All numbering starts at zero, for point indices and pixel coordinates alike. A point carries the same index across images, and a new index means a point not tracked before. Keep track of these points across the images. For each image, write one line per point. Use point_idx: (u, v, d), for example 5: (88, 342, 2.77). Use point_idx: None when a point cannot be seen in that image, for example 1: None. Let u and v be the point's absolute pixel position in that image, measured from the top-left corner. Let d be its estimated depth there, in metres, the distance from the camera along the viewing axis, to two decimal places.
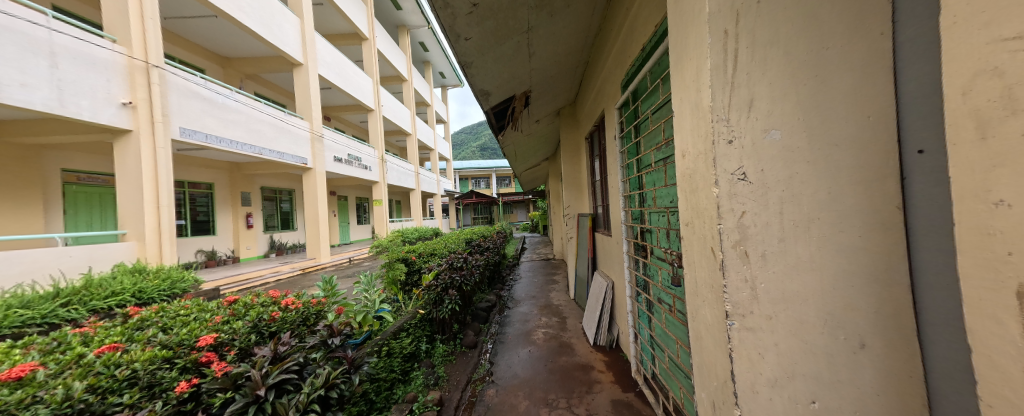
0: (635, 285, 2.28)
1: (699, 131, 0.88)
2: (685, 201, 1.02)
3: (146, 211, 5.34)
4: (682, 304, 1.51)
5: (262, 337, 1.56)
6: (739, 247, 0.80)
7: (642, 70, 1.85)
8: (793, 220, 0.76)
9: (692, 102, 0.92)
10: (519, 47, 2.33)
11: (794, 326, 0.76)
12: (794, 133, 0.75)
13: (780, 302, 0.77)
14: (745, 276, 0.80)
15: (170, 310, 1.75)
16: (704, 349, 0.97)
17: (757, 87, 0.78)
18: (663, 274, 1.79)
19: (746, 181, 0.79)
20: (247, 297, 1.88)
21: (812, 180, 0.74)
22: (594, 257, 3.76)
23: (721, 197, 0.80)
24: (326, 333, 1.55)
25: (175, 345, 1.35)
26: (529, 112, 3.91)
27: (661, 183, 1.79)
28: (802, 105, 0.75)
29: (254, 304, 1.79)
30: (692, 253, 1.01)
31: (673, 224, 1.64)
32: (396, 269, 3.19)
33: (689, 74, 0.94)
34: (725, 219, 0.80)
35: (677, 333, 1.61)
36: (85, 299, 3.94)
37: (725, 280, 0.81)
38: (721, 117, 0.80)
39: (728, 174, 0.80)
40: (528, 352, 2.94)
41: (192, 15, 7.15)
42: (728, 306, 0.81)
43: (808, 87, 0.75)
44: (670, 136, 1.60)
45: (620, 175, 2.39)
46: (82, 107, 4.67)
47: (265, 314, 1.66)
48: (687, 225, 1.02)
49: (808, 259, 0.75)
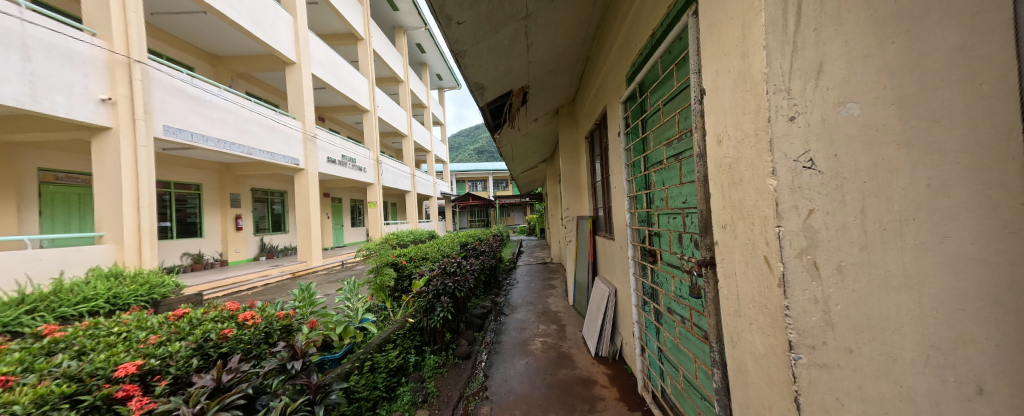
0: (641, 293, 2.11)
1: (749, 105, 0.77)
2: (723, 198, 0.92)
3: (124, 213, 5.08)
4: (702, 320, 1.32)
5: (209, 361, 1.35)
6: (806, 257, 0.69)
7: (652, 58, 1.68)
8: (880, 224, 0.65)
9: (735, 70, 0.82)
10: (516, 36, 2.18)
11: (886, 363, 0.63)
12: (878, 105, 0.64)
13: (863, 331, 0.65)
14: (815, 294, 0.68)
15: (101, 328, 1.51)
16: (752, 371, 0.85)
17: (828, 47, 0.67)
18: (676, 283, 1.61)
19: (814, 169, 0.68)
20: (198, 311, 1.65)
21: (904, 168, 0.63)
22: (595, 262, 3.59)
23: (781, 191, 0.69)
24: (286, 355, 1.36)
25: (86, 376, 1.12)
26: (527, 110, 3.74)
27: (674, 182, 1.62)
28: (892, 70, 0.64)
29: (204, 321, 1.57)
30: (732, 263, 0.89)
31: (690, 226, 1.45)
32: (384, 275, 2.97)
33: (736, 49, 0.82)
34: (787, 221, 0.69)
35: (694, 351, 1.44)
36: (54, 306, 3.71)
37: (788, 301, 0.69)
38: (781, 86, 0.70)
39: (790, 161, 0.69)
40: (525, 364, 2.75)
41: (181, 11, 6.95)
42: (790, 335, 0.70)
43: (898, 46, 0.64)
44: (685, 128, 1.42)
45: (624, 174, 2.21)
46: (57, 102, 4.43)
47: (214, 332, 1.43)
48: (725, 228, 0.92)
49: (899, 270, 0.63)
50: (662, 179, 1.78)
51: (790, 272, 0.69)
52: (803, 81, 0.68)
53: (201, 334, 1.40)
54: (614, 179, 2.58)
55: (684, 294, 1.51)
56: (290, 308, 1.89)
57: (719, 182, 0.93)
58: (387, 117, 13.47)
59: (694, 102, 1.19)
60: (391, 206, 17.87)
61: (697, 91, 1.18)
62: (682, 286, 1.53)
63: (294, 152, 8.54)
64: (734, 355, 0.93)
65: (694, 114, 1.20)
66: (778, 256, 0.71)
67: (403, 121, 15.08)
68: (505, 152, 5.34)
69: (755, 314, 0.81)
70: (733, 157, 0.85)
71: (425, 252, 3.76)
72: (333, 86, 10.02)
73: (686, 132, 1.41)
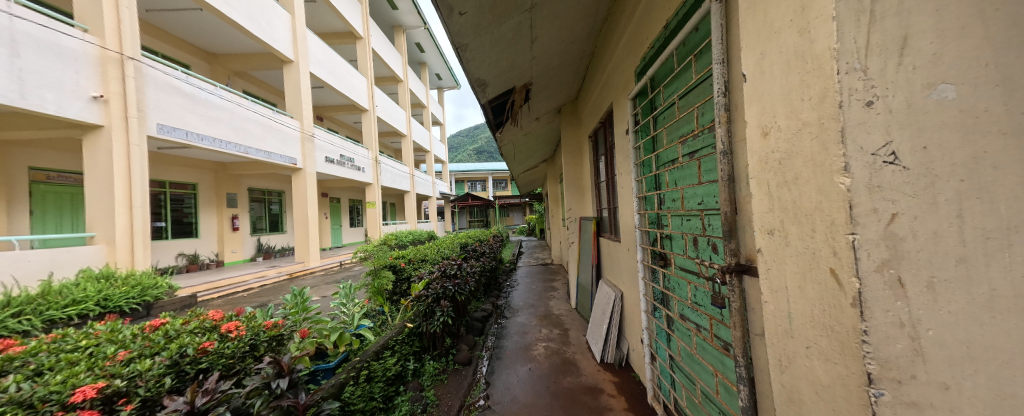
0: (652, 299, 2.02)
1: (808, 90, 0.66)
2: (770, 198, 0.79)
3: (117, 213, 4.95)
4: (726, 333, 1.24)
5: (184, 380, 1.18)
6: (886, 271, 0.58)
7: (666, 51, 1.58)
8: (981, 232, 0.53)
9: (791, 45, 0.70)
10: (520, 28, 2.08)
11: (992, 403, 0.52)
12: (976, 89, 0.53)
13: (963, 364, 0.53)
14: (901, 317, 0.56)
15: (65, 342, 1.32)
16: (809, 402, 0.71)
17: (916, 18, 0.56)
18: (693, 290, 1.53)
19: (898, 166, 0.57)
20: (176, 322, 1.47)
21: (1013, 164, 0.51)
22: (599, 264, 3.49)
23: (856, 191, 0.59)
24: (271, 372, 1.24)
25: (30, 404, 0.92)
26: (529, 108, 3.64)
27: (690, 181, 1.52)
28: (998, 44, 0.53)
29: (182, 333, 1.38)
30: (783, 274, 0.77)
31: (711, 229, 1.35)
32: (383, 278, 2.88)
33: (792, 22, 0.70)
34: (863, 227, 0.59)
35: (714, 364, 1.37)
36: (41, 308, 3.59)
37: (867, 325, 0.59)
38: (855, 65, 0.59)
39: (868, 155, 0.59)
40: (528, 371, 2.65)
41: (177, 8, 6.84)
42: (869, 366, 0.58)
43: (1004, 15, 0.52)
44: (706, 123, 1.32)
45: (634, 174, 2.12)
46: (46, 99, 4.29)
47: (192, 346, 1.26)
48: (771, 233, 0.80)
49: (1008, 289, 0.52)
50: (677, 178, 1.68)
51: (868, 289, 0.59)
52: (884, 59, 0.57)
53: (175, 348, 1.22)
54: (622, 179, 2.49)
55: (704, 303, 1.43)
56: (279, 316, 1.75)
57: (763, 181, 0.82)
58: (386, 117, 13.36)
59: (718, 94, 1.10)
60: (390, 206, 17.75)
61: (721, 83, 1.09)
62: (701, 294, 1.45)
63: (292, 151, 8.42)
64: (783, 382, 0.80)
65: (718, 107, 1.11)
66: (852, 268, 0.60)
67: (402, 121, 14.98)
68: (506, 151, 5.25)
69: (811, 330, 0.69)
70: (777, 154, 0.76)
71: (425, 254, 3.66)
72: (332, 85, 9.91)
73: (708, 127, 1.31)
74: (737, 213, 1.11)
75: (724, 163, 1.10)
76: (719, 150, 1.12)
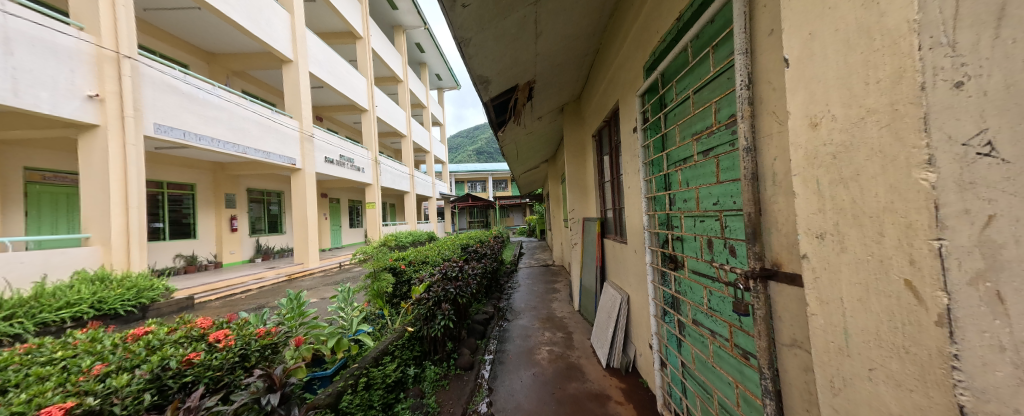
0: (661, 303, 1.94)
1: (854, 78, 0.56)
2: (817, 196, 0.64)
3: (113, 214, 4.86)
4: (749, 342, 1.18)
5: (165, 396, 1.06)
6: (982, 285, 0.43)
7: (678, 45, 1.50)
8: None
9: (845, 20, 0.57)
10: (524, 23, 2.01)
11: None
12: None
13: None
14: (1003, 341, 0.42)
15: (37, 353, 1.20)
16: None
17: None
18: (709, 295, 1.46)
19: (999, 158, 0.42)
20: (160, 330, 1.36)
21: None
22: (604, 266, 3.42)
23: (943, 190, 0.45)
24: (262, 386, 1.15)
25: None
26: (532, 106, 3.57)
27: (706, 180, 1.44)
28: None
29: (167, 343, 1.26)
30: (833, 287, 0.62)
31: (732, 231, 1.28)
32: (382, 281, 2.80)
33: None
34: (951, 234, 0.45)
35: (732, 373, 1.32)
36: (34, 311, 3.50)
37: (957, 348, 0.45)
38: (940, 40, 0.45)
39: (956, 145, 0.45)
40: (533, 376, 2.58)
41: (174, 7, 6.77)
42: (959, 397, 0.44)
43: None
44: (726, 118, 1.24)
45: (642, 173, 2.03)
46: (40, 98, 4.22)
47: (175, 357, 1.14)
48: (819, 236, 0.64)
49: None
50: (691, 177, 1.60)
51: (959, 307, 0.44)
52: (976, 32, 0.43)
53: (158, 361, 1.09)
54: (629, 179, 2.41)
55: (722, 309, 1.36)
56: (273, 322, 1.66)
57: (804, 177, 0.67)
58: (386, 117, 13.30)
59: (740, 87, 1.03)
60: (390, 207, 17.69)
61: (745, 74, 1.02)
62: (719, 300, 1.38)
63: (291, 152, 8.35)
64: None
65: (740, 100, 1.04)
66: (936, 282, 0.47)
67: (403, 121, 14.92)
68: (508, 151, 5.18)
69: (866, 348, 0.56)
70: (819, 142, 0.63)
71: (425, 256, 3.58)
72: (332, 85, 9.84)
73: (729, 123, 1.23)
74: (761, 214, 1.04)
75: (747, 160, 1.03)
76: (741, 147, 1.05)
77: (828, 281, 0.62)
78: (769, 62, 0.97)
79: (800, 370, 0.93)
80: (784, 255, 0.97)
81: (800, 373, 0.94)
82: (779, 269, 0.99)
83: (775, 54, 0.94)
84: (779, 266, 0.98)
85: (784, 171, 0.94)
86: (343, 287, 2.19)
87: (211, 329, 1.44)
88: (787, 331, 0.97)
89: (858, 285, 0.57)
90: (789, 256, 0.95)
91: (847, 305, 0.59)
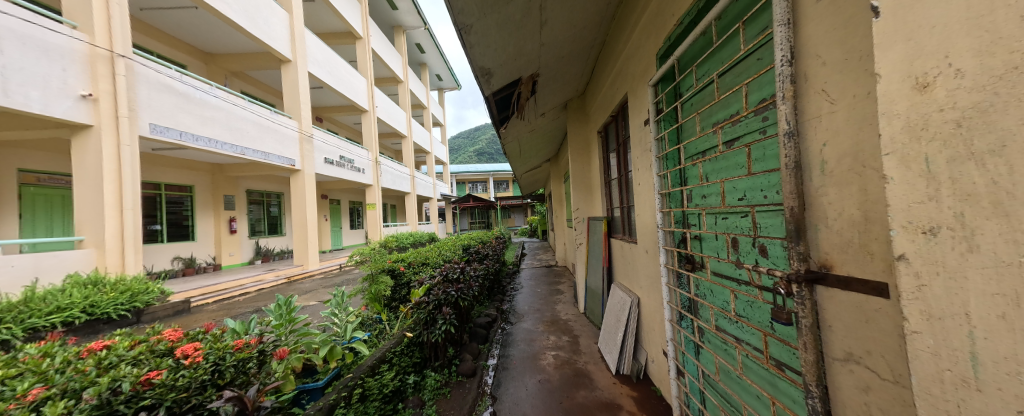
0: (676, 306, 1.80)
1: (992, 16, 0.42)
2: (930, 181, 0.50)
3: (107, 215, 4.75)
4: (787, 353, 1.06)
5: None
6: None
7: (698, 27, 1.39)
8: None
9: None
10: (529, 10, 1.90)
11: None
12: None
13: None
14: None
15: None
16: None
17: None
18: (736, 299, 1.33)
19: None
20: (120, 346, 1.22)
21: None
22: (611, 267, 3.29)
23: None
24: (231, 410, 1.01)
25: None
26: (535, 102, 3.45)
27: (735, 172, 1.32)
28: None
29: (121, 361, 1.12)
30: (960, 297, 0.48)
31: (765, 229, 1.16)
32: (380, 284, 2.66)
33: None
34: None
35: (765, 387, 1.20)
36: (22, 317, 3.39)
37: None
38: None
39: None
40: (538, 383, 2.45)
41: (172, 6, 6.67)
42: None
43: None
44: (757, 102, 1.14)
45: (655, 168, 1.87)
46: (31, 97, 4.13)
47: (130, 376, 1.00)
48: (930, 233, 0.51)
49: None
50: (713, 171, 1.49)
51: None
52: None
53: (106, 383, 0.95)
54: (639, 176, 2.29)
55: (753, 315, 1.24)
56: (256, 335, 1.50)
57: (908, 157, 0.52)
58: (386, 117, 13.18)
59: (781, 63, 0.91)
60: (391, 208, 17.58)
61: (787, 49, 0.90)
62: (749, 305, 1.25)
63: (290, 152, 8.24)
64: None
65: (780, 79, 0.92)
66: None
67: (403, 121, 14.81)
68: (511, 149, 5.07)
69: (1013, 382, 0.42)
70: (930, 105, 0.49)
71: (425, 257, 3.46)
72: (331, 85, 9.74)
73: (760, 108, 1.13)
74: (805, 209, 0.92)
75: (788, 147, 0.91)
76: (782, 131, 0.92)
77: (944, 290, 0.50)
78: (816, 32, 0.85)
79: (857, 388, 0.80)
80: (835, 254, 0.84)
81: (855, 393, 0.81)
82: (827, 270, 0.86)
83: (825, 22, 0.83)
84: (831, 268, 0.85)
85: (835, 158, 0.82)
86: (337, 290, 2.06)
87: (179, 344, 1.30)
88: (839, 342, 0.85)
89: (997, 296, 0.43)
90: (840, 256, 0.83)
91: (975, 321, 0.45)
